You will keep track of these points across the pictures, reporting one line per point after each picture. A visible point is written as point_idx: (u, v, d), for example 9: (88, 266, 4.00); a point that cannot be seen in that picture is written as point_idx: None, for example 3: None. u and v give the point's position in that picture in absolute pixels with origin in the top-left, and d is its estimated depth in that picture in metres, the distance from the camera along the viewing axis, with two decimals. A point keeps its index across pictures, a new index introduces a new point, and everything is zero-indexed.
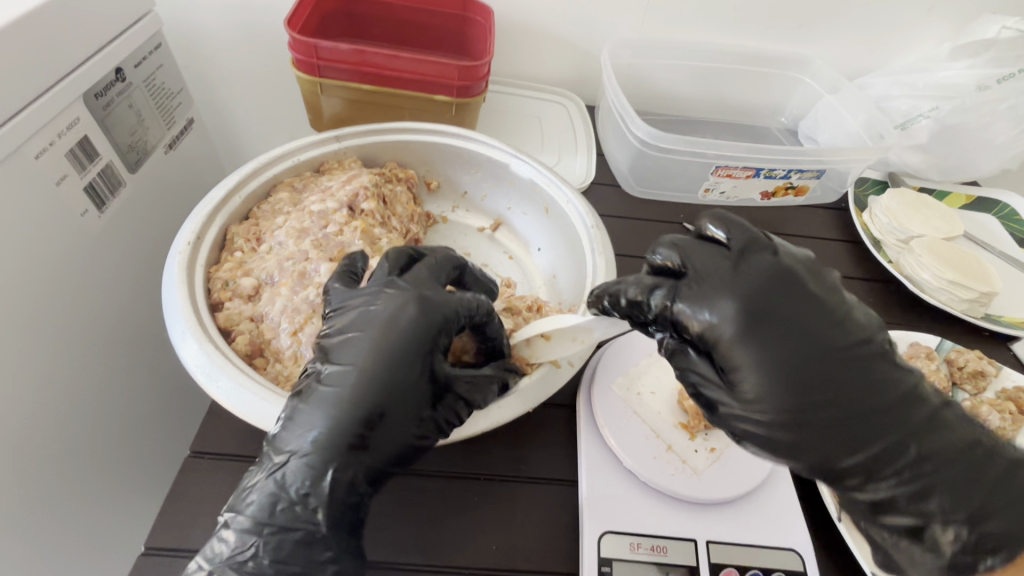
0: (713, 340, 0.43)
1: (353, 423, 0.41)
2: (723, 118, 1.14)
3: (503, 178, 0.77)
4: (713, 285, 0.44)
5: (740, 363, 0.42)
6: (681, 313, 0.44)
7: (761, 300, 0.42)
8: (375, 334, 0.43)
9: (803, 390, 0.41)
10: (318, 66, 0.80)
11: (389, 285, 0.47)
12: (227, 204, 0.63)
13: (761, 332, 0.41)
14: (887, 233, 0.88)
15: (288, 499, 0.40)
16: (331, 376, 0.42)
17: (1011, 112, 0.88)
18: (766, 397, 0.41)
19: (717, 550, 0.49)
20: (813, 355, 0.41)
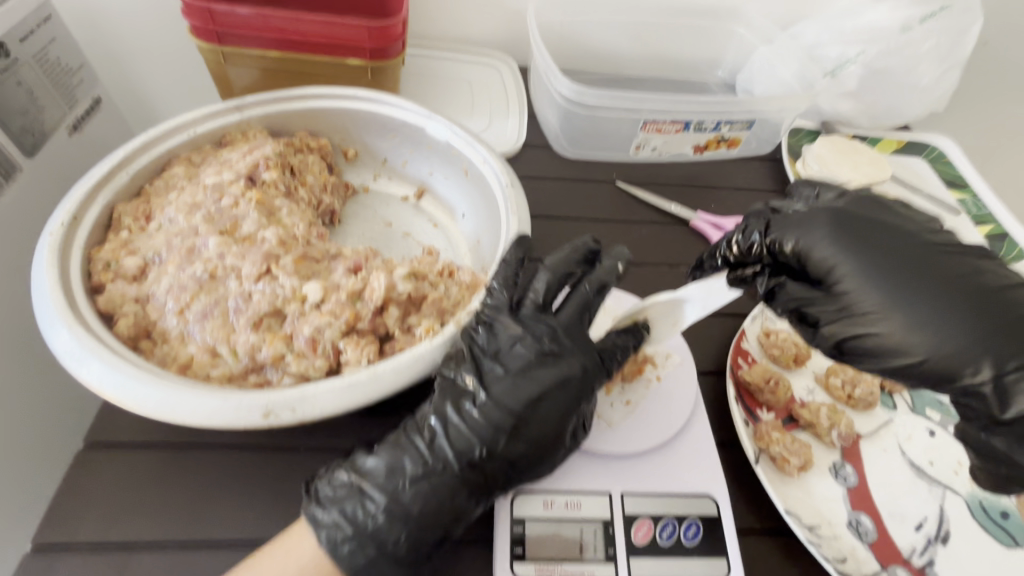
0: (807, 255, 0.49)
1: (512, 448, 0.45)
2: (659, 75, 1.12)
3: (421, 142, 0.74)
4: (806, 215, 0.51)
5: (842, 270, 0.47)
6: (784, 240, 0.51)
7: (853, 215, 0.51)
8: (544, 381, 0.46)
9: (889, 281, 0.46)
10: (217, 32, 0.75)
11: (552, 335, 0.48)
12: (113, 180, 0.59)
13: (854, 235, 0.49)
14: (819, 180, 0.88)
15: (437, 502, 0.43)
16: (490, 403, 0.45)
17: (934, 52, 0.89)
18: (878, 297, 0.45)
19: (631, 502, 0.49)
20: (903, 251, 0.47)
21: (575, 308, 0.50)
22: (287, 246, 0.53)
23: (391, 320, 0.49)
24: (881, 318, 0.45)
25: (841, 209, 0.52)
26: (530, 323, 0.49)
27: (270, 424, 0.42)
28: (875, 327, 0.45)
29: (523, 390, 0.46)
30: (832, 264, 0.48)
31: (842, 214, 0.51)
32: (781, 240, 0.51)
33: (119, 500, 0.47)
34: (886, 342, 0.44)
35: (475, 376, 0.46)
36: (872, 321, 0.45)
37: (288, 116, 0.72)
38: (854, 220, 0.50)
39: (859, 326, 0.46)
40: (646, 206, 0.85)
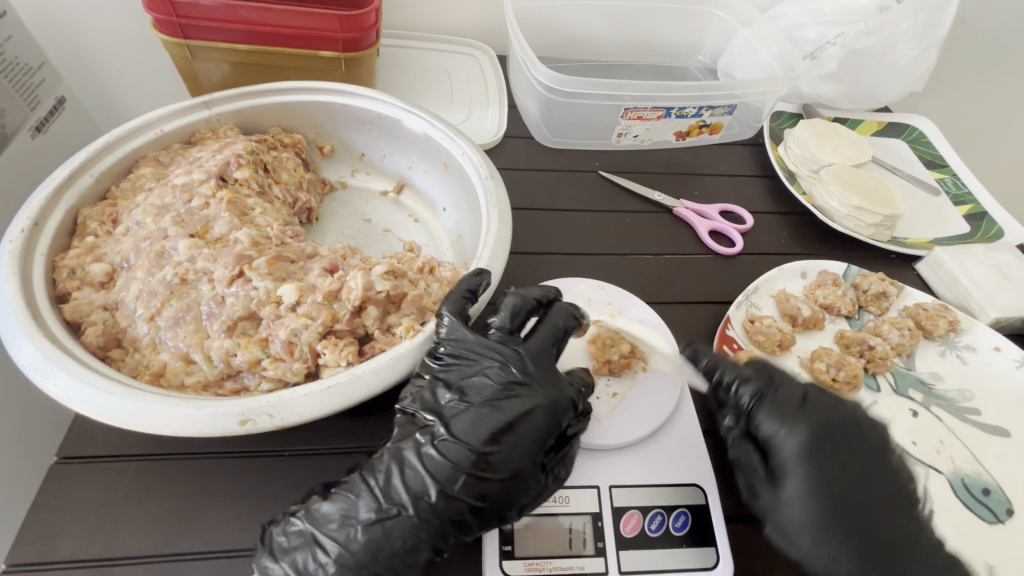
0: (777, 438, 0.47)
1: (479, 492, 0.41)
2: (640, 60, 1.11)
3: (399, 135, 0.72)
4: (797, 407, 0.47)
5: (798, 476, 0.45)
6: (759, 410, 0.48)
7: (828, 457, 0.46)
8: (504, 416, 0.43)
9: (841, 525, 0.43)
10: (181, 25, 0.72)
11: (518, 362, 0.46)
12: (76, 182, 0.56)
13: (820, 470, 0.45)
14: (801, 164, 0.88)
15: (394, 549, 0.40)
16: (449, 447, 0.42)
17: (912, 32, 0.89)
18: (814, 509, 0.44)
19: (619, 494, 0.49)
20: (859, 495, 0.45)
21: (547, 342, 0.49)
22: (260, 247, 0.51)
23: (370, 320, 0.48)
24: (803, 533, 0.44)
25: (811, 408, 0.47)
26: (498, 353, 0.46)
27: (247, 431, 0.41)
28: (795, 516, 0.45)
29: (488, 431, 0.42)
30: (788, 457, 0.46)
31: (815, 419, 0.47)
32: (758, 405, 0.48)
33: (94, 513, 0.46)
34: (792, 532, 0.45)
35: (434, 412, 0.44)
36: (801, 518, 0.44)
37: (260, 111, 0.69)
38: (831, 444, 0.46)
39: (787, 508, 0.45)
40: (630, 194, 0.84)
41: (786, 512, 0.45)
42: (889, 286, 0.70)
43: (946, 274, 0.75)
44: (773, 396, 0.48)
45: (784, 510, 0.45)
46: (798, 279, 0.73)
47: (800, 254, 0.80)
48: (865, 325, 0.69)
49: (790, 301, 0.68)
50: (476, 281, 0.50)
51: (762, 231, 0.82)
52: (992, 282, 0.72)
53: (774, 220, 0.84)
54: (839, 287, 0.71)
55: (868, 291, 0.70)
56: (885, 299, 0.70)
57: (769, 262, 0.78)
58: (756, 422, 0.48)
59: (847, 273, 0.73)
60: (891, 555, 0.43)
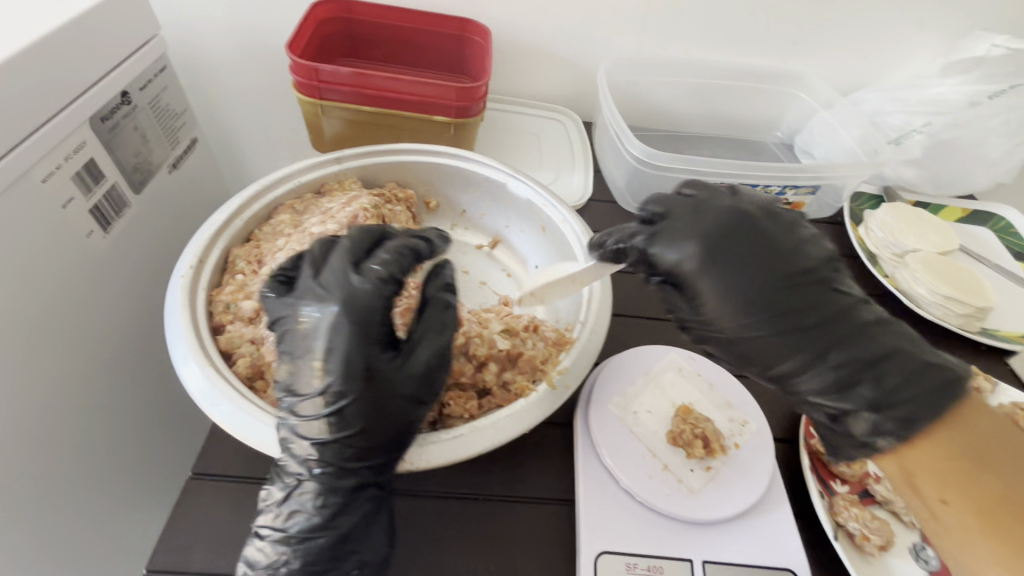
0: (675, 267, 0.47)
1: (362, 430, 0.44)
2: (718, 132, 1.15)
3: (501, 198, 0.79)
4: (685, 226, 0.48)
5: (706, 286, 0.46)
6: (649, 247, 0.48)
7: (773, 241, 0.48)
8: (321, 348, 0.43)
9: (760, 309, 0.46)
10: (319, 88, 0.82)
11: (322, 297, 0.44)
12: (229, 226, 0.64)
13: (762, 255, 0.47)
14: (882, 246, 0.88)
15: (314, 513, 0.43)
16: (302, 409, 0.43)
17: (1004, 126, 0.90)
18: (751, 303, 0.46)
19: (713, 570, 0.50)
20: (780, 288, 0.46)
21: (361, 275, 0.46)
22: None
23: (490, 376, 0.53)
24: (773, 344, 0.46)
25: (706, 217, 0.48)
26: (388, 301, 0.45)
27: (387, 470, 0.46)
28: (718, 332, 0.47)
29: (349, 373, 0.43)
30: (695, 283, 0.46)
31: (703, 228, 0.47)
32: (646, 250, 0.48)
33: (223, 530, 0.50)
34: (750, 353, 0.47)
35: (285, 387, 0.44)
36: (754, 346, 0.47)
37: (381, 169, 0.77)
38: (722, 236, 0.47)
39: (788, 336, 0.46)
40: None
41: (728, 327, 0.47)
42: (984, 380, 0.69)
43: None
44: (661, 231, 0.48)
45: (703, 317, 0.47)
46: None
47: None
48: None
49: None
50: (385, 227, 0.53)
51: None
52: None
53: None
54: None
55: None
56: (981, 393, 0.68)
57: None
58: (655, 261, 0.48)
59: None
60: (807, 348, 0.46)
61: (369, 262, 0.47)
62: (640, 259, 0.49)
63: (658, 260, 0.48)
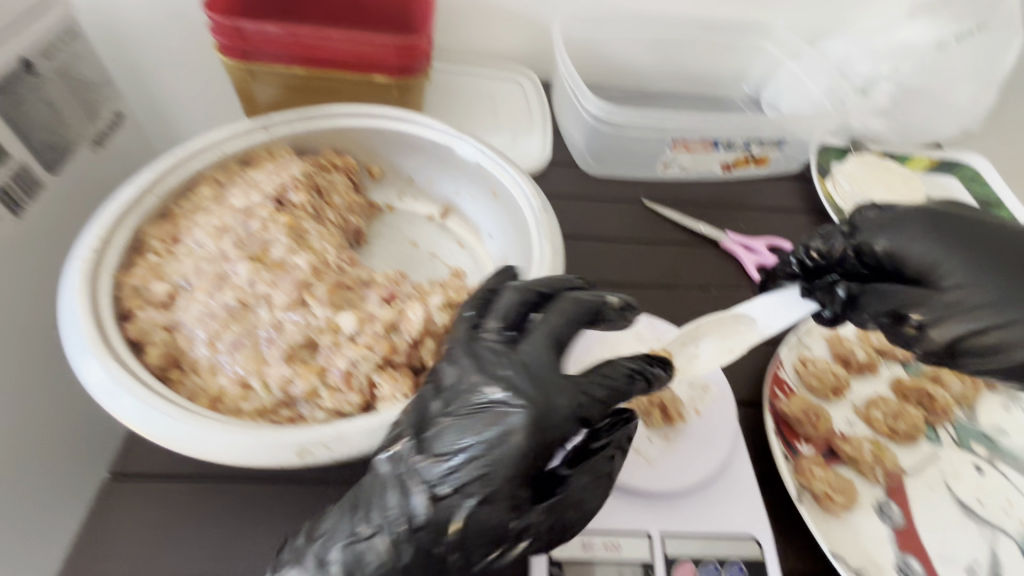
0: (886, 253, 0.50)
1: (447, 530, 0.37)
2: (684, 89, 1.10)
3: (449, 162, 0.73)
4: (888, 217, 0.51)
5: (949, 267, 0.46)
6: (869, 240, 0.51)
7: (974, 220, 0.50)
8: (490, 426, 0.38)
9: (1008, 274, 0.45)
10: (243, 49, 0.73)
11: (505, 367, 0.40)
12: (141, 202, 0.58)
13: (972, 227, 0.49)
14: (848, 201, 0.87)
15: (365, 573, 0.37)
16: (418, 471, 0.38)
17: (970, 70, 0.88)
18: (979, 273, 0.45)
19: (671, 543, 0.47)
20: (982, 246, 0.47)
21: (539, 333, 0.42)
22: (320, 274, 0.51)
23: (427, 353, 0.48)
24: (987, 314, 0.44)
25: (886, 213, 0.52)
26: (522, 378, 0.39)
27: (304, 463, 0.41)
28: (949, 308, 0.45)
29: (478, 463, 0.37)
30: (914, 258, 0.48)
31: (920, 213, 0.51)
32: (858, 241, 0.52)
33: (144, 534, 0.46)
34: (984, 322, 0.44)
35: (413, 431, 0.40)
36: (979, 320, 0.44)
37: (315, 134, 0.71)
38: (948, 216, 0.49)
39: (980, 310, 0.44)
40: (674, 225, 0.83)
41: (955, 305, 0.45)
42: None
43: None
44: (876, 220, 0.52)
45: (942, 296, 0.46)
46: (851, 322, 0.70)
47: None
48: (924, 372, 0.65)
49: (844, 344, 0.66)
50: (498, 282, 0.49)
51: None
52: None
53: None
54: None
55: None
56: None
57: None
58: (869, 251, 0.51)
59: None
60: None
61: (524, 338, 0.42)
62: (866, 260, 0.52)
63: (884, 250, 0.50)
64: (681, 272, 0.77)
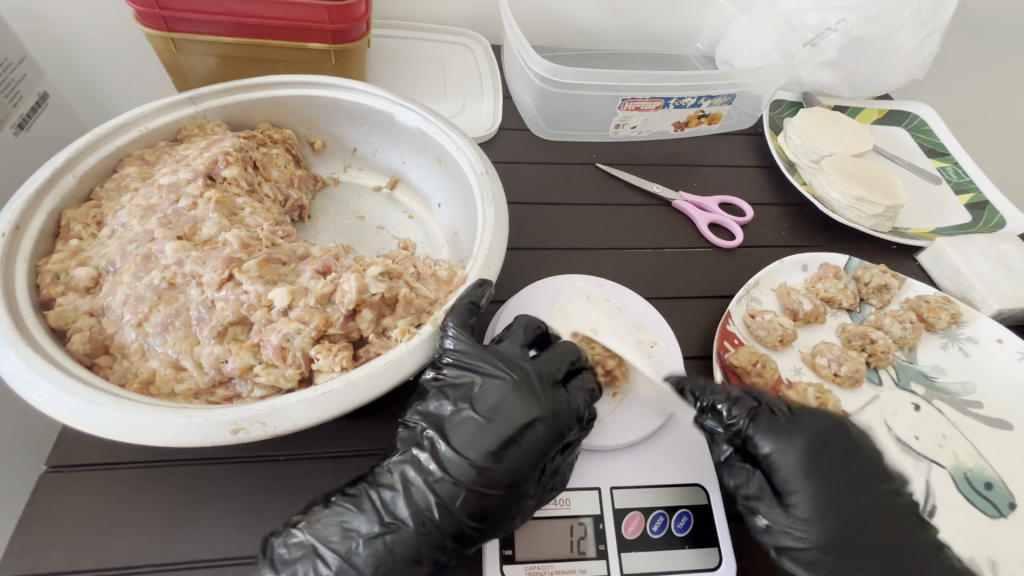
0: (770, 459, 0.46)
1: (472, 510, 0.41)
2: (639, 48, 1.08)
3: (391, 130, 0.71)
4: (785, 422, 0.47)
5: (799, 488, 0.45)
6: (754, 436, 0.47)
7: (863, 485, 0.46)
8: (505, 428, 0.43)
9: (846, 542, 0.43)
10: (163, 17, 0.68)
11: (512, 376, 0.46)
12: (58, 183, 0.54)
13: (846, 474, 0.46)
14: (801, 154, 0.86)
15: (391, 562, 0.39)
16: (449, 461, 0.42)
17: (914, 18, 0.88)
18: (819, 522, 0.44)
19: (621, 496, 0.48)
20: (859, 488, 0.46)
21: (558, 360, 0.49)
22: (250, 250, 0.50)
23: (364, 324, 0.47)
24: (818, 557, 0.43)
25: (804, 421, 0.48)
26: (523, 383, 0.45)
27: (240, 440, 0.40)
28: (800, 542, 0.44)
29: (512, 458, 0.42)
30: (789, 479, 0.45)
31: (808, 433, 0.47)
32: (751, 435, 0.47)
33: (84, 524, 0.44)
34: (810, 560, 0.43)
35: (435, 427, 0.44)
36: (828, 538, 0.43)
37: (247, 106, 0.67)
38: (828, 451, 0.46)
39: (795, 533, 0.44)
40: (629, 187, 0.83)
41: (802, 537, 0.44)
42: (891, 279, 0.69)
43: (948, 265, 0.73)
44: (775, 418, 0.48)
45: (795, 518, 0.45)
46: (799, 272, 0.72)
47: (802, 247, 0.79)
48: (867, 318, 0.68)
49: (791, 296, 0.66)
50: (479, 294, 0.50)
51: (762, 224, 0.81)
52: (996, 273, 0.71)
53: (776, 213, 0.83)
54: (841, 280, 0.69)
55: (871, 283, 0.69)
56: (887, 292, 0.69)
57: (767, 256, 0.77)
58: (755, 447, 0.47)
59: (848, 266, 0.72)
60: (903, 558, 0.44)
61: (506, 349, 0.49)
62: (741, 448, 0.48)
63: (757, 449, 0.47)
64: (634, 234, 0.77)
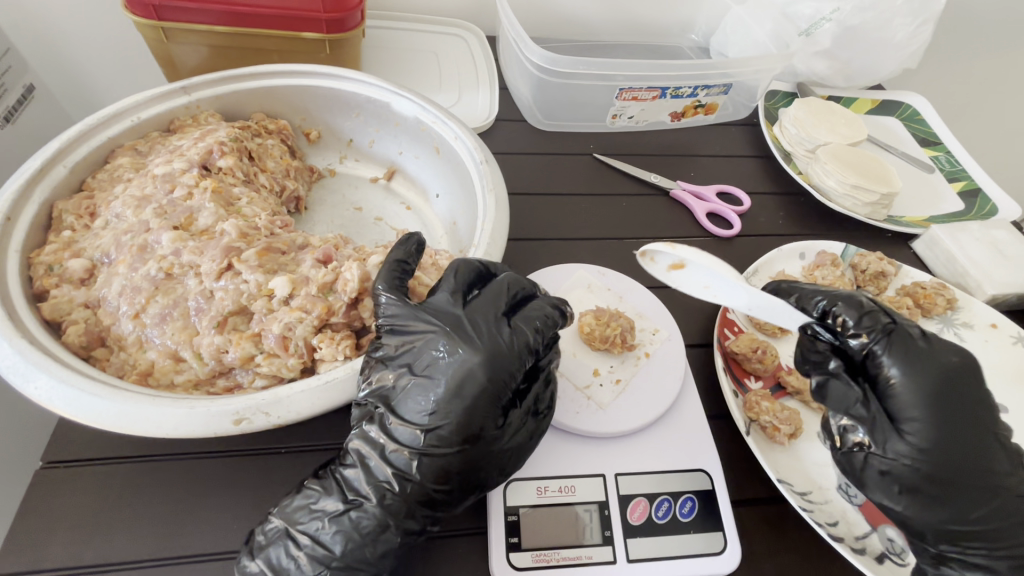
0: (891, 382, 0.45)
1: (433, 476, 0.39)
2: (633, 39, 1.07)
3: (388, 120, 0.70)
4: (923, 348, 0.46)
5: (917, 416, 0.44)
6: (881, 354, 0.46)
7: (976, 418, 0.45)
8: (446, 382, 0.39)
9: (947, 469, 0.43)
10: (153, 6, 0.66)
11: (455, 325, 0.41)
12: (49, 174, 0.53)
13: (965, 406, 0.45)
14: (797, 143, 0.87)
15: (361, 538, 0.39)
16: (398, 429, 0.39)
17: (907, 8, 0.88)
18: (932, 452, 0.43)
19: (625, 482, 0.49)
20: (972, 428, 0.44)
21: (494, 299, 0.44)
22: (248, 239, 0.49)
23: (366, 313, 0.47)
24: (912, 479, 0.43)
25: (937, 351, 0.46)
26: (466, 333, 0.41)
27: (243, 431, 0.39)
28: (907, 470, 0.43)
29: (463, 412, 0.39)
30: (900, 398, 0.45)
31: (938, 366, 0.45)
32: (881, 355, 0.46)
33: (83, 520, 0.44)
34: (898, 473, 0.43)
35: (379, 397, 0.40)
36: (922, 455, 0.43)
37: (242, 97, 0.66)
38: (950, 382, 0.45)
39: (895, 452, 0.44)
40: (626, 177, 0.82)
41: (904, 457, 0.43)
42: (888, 265, 0.70)
43: (943, 252, 0.74)
44: (902, 341, 0.46)
45: (900, 444, 0.44)
46: (797, 260, 0.72)
47: (799, 235, 0.79)
48: None
49: None
50: (407, 252, 0.47)
51: (759, 213, 0.81)
52: (989, 259, 0.72)
53: (773, 202, 0.83)
54: (838, 267, 0.70)
55: (867, 270, 0.70)
56: (884, 278, 0.70)
57: (764, 245, 0.77)
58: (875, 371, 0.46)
59: (845, 253, 0.72)
60: (1006, 515, 0.43)
61: (437, 295, 0.44)
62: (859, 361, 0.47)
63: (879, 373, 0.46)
64: (632, 224, 0.77)
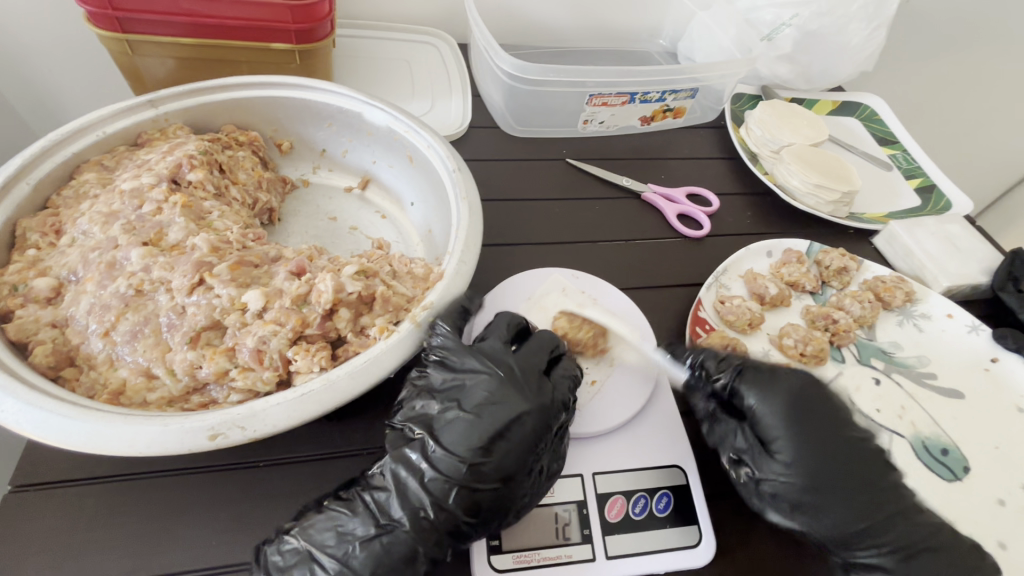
0: (754, 410, 0.50)
1: (468, 509, 0.41)
2: (603, 45, 1.09)
3: (361, 129, 0.71)
4: (769, 375, 0.52)
5: (783, 438, 0.49)
6: (739, 387, 0.52)
7: (835, 428, 0.49)
8: (492, 425, 0.43)
9: (823, 478, 0.47)
10: (117, 18, 0.66)
11: (498, 370, 0.47)
12: (11, 191, 0.52)
13: (823, 420, 0.49)
14: (762, 144, 0.89)
15: (392, 563, 0.40)
16: (440, 462, 0.42)
17: (863, 12, 0.92)
18: (802, 465, 0.47)
19: (603, 481, 0.50)
20: (830, 438, 0.49)
21: (535, 352, 0.50)
22: (220, 253, 0.49)
23: (342, 323, 0.47)
24: (798, 497, 0.47)
25: (784, 376, 0.52)
26: (506, 376, 0.47)
27: (218, 446, 0.39)
28: (788, 488, 0.47)
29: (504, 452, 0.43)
30: (766, 422, 0.50)
31: (788, 388, 0.51)
32: (739, 388, 0.51)
33: (55, 543, 0.43)
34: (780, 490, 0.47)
35: (425, 425, 0.44)
36: (793, 472, 0.47)
37: (211, 109, 0.66)
38: (806, 401, 0.50)
39: (779, 473, 0.47)
40: (599, 181, 0.84)
41: (786, 478, 0.47)
42: (849, 261, 0.73)
43: (901, 246, 0.77)
44: (756, 373, 0.52)
45: (777, 464, 0.48)
46: (765, 258, 0.74)
47: (766, 234, 0.82)
48: (829, 300, 0.71)
49: (758, 281, 0.69)
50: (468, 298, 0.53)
51: (727, 213, 0.83)
52: (943, 252, 0.75)
53: (741, 202, 0.85)
54: (803, 264, 0.72)
55: (831, 266, 0.72)
56: (846, 274, 0.72)
57: (733, 244, 0.79)
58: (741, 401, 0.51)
59: (810, 250, 0.74)
60: (886, 516, 0.47)
61: (485, 345, 0.50)
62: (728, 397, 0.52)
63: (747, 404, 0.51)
64: (606, 227, 0.78)
